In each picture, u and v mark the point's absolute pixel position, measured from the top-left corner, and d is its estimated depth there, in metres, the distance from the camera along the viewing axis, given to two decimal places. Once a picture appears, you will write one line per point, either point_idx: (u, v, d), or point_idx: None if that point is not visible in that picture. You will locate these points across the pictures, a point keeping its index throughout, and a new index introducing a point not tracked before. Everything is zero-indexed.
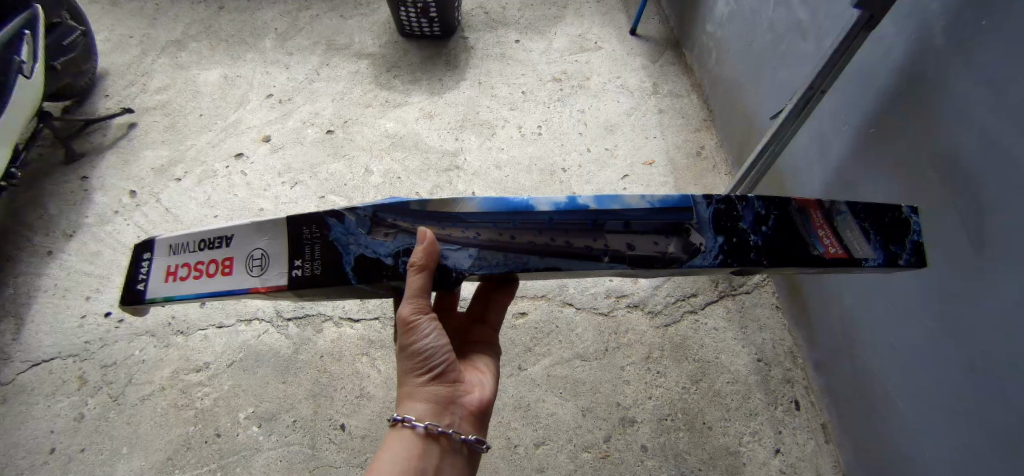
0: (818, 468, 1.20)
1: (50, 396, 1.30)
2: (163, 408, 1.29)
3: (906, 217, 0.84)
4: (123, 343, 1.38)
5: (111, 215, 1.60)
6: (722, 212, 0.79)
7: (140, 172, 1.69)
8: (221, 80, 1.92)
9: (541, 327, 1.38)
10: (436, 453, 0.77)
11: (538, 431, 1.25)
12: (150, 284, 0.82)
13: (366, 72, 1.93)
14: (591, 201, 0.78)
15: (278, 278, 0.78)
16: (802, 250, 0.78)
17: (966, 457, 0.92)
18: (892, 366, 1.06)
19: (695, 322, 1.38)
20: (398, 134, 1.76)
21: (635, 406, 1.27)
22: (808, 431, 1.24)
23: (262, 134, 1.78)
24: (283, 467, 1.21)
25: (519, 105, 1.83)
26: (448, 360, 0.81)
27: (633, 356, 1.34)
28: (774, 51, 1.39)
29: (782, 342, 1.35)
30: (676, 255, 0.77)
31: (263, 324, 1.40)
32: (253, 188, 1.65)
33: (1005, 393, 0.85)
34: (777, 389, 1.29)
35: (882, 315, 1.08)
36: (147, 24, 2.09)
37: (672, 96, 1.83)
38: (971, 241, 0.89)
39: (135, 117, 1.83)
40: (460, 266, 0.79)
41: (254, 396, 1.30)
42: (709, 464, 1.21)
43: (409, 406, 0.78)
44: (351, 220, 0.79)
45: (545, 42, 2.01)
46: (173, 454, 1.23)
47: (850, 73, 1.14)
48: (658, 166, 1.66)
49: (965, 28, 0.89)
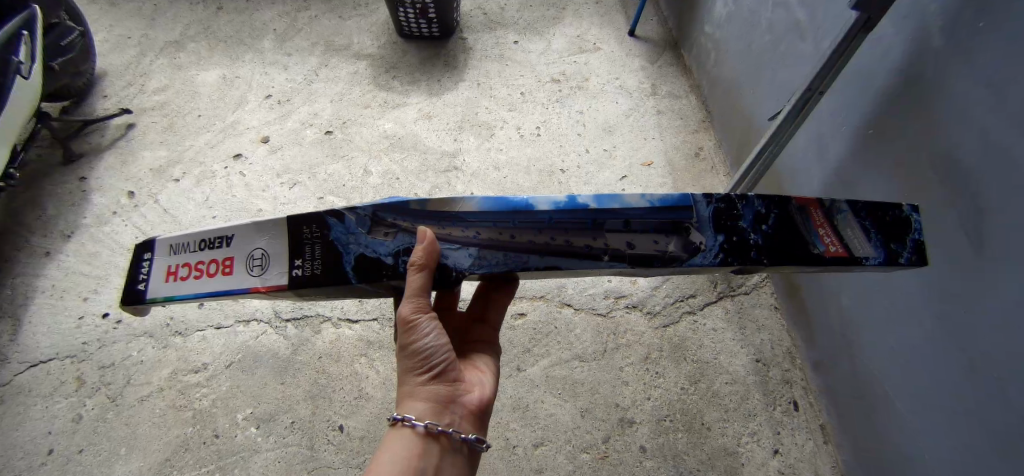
0: (817, 468, 1.20)
1: (48, 397, 1.30)
2: (161, 409, 1.29)
3: (906, 214, 0.84)
4: (121, 343, 1.37)
5: (109, 216, 1.59)
6: (722, 211, 0.80)
7: (138, 172, 1.69)
8: (220, 80, 1.92)
9: (540, 328, 1.38)
10: (436, 452, 0.77)
11: (536, 432, 1.25)
12: (150, 284, 0.82)
13: (364, 73, 1.93)
14: (591, 200, 0.78)
15: (278, 278, 0.78)
16: (803, 249, 0.78)
17: (966, 457, 0.92)
18: (891, 366, 1.06)
19: (694, 323, 1.38)
20: (397, 135, 1.76)
21: (634, 406, 1.27)
22: (807, 431, 1.24)
23: (261, 134, 1.78)
24: (281, 468, 1.21)
25: (518, 105, 1.83)
26: (448, 359, 0.81)
27: (632, 357, 1.34)
28: (772, 52, 1.40)
29: (780, 342, 1.35)
30: (676, 254, 0.77)
31: (262, 324, 1.40)
32: (252, 188, 1.65)
33: (1005, 393, 0.85)
34: (776, 390, 1.29)
35: (881, 315, 1.08)
36: (145, 24, 2.09)
37: (670, 97, 1.84)
38: (971, 241, 0.89)
39: (133, 117, 1.82)
40: (460, 265, 0.79)
41: (252, 397, 1.30)
42: (708, 464, 1.21)
43: (409, 405, 0.78)
44: (351, 219, 0.79)
45: (544, 43, 2.02)
46: (172, 455, 1.23)
47: (848, 74, 1.14)
48: (656, 166, 1.66)
49: (964, 29, 0.89)
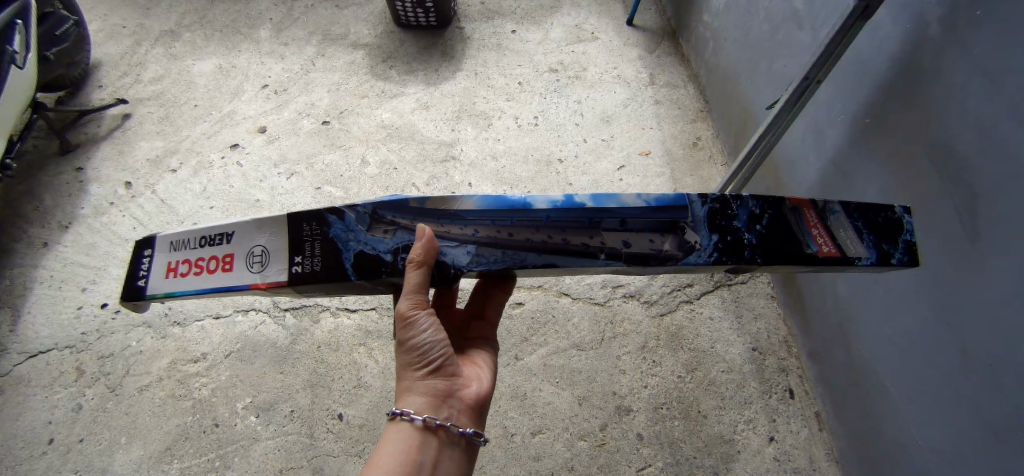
0: (812, 457, 1.21)
1: (48, 388, 1.30)
2: (160, 399, 1.29)
3: (900, 217, 0.84)
4: (119, 334, 1.38)
5: (106, 207, 1.59)
6: (717, 211, 0.80)
7: (135, 163, 1.69)
8: (216, 70, 1.91)
9: (538, 317, 1.39)
10: (434, 445, 0.77)
11: (534, 420, 1.26)
12: (151, 280, 0.82)
13: (361, 62, 1.92)
14: (588, 199, 0.78)
15: (278, 274, 0.78)
16: (796, 249, 0.79)
17: (961, 447, 0.93)
18: (887, 354, 1.07)
19: (691, 312, 1.39)
20: (394, 125, 1.75)
21: (630, 394, 1.28)
22: (802, 419, 1.25)
23: (258, 124, 1.77)
24: (281, 457, 1.22)
25: (516, 95, 1.82)
26: (447, 354, 0.82)
27: (629, 346, 1.34)
28: (769, 42, 1.40)
29: (776, 331, 1.36)
30: (671, 253, 0.78)
31: (260, 315, 1.40)
32: (249, 179, 1.65)
33: (1000, 381, 0.86)
34: (772, 378, 1.30)
35: (876, 304, 1.09)
36: (140, 14, 2.07)
37: (668, 86, 1.83)
38: (966, 231, 0.90)
39: (128, 108, 1.81)
40: (458, 262, 0.79)
41: (251, 387, 1.30)
42: (704, 451, 1.22)
43: (407, 400, 0.79)
44: (351, 216, 0.79)
45: (542, 32, 2.01)
46: (172, 444, 1.24)
47: (847, 63, 1.14)
48: (654, 156, 1.66)
49: (963, 19, 0.89)
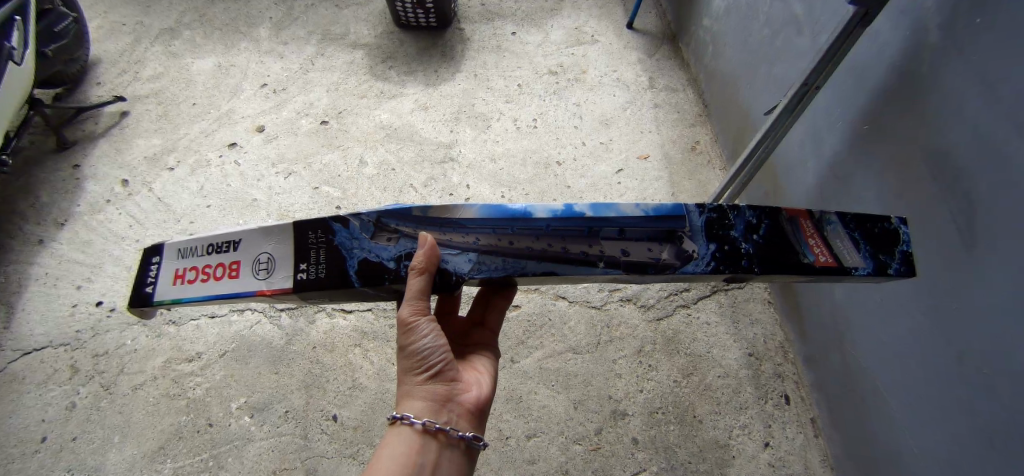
0: (807, 462, 1.21)
1: (41, 385, 1.30)
2: (155, 397, 1.29)
3: (896, 227, 0.84)
4: (114, 333, 1.37)
5: (103, 204, 1.59)
6: (715, 221, 0.80)
7: (133, 160, 1.68)
8: (215, 68, 1.90)
9: (534, 320, 1.39)
10: (434, 448, 0.77)
11: (529, 423, 1.25)
12: (158, 286, 0.82)
13: (360, 62, 1.92)
14: (587, 208, 0.77)
15: (284, 281, 0.78)
16: (796, 258, 0.78)
17: (958, 453, 0.93)
18: (883, 360, 1.07)
19: (688, 316, 1.39)
20: (393, 126, 1.75)
21: (626, 399, 1.28)
22: (797, 425, 1.25)
23: (256, 124, 1.77)
24: (274, 457, 1.21)
25: (515, 97, 1.82)
26: (447, 359, 0.82)
27: (625, 350, 1.34)
28: (768, 47, 1.40)
29: (773, 337, 1.37)
30: (670, 261, 0.77)
31: (255, 314, 1.40)
32: (247, 177, 1.65)
33: (994, 389, 0.86)
34: (768, 384, 1.30)
35: (872, 310, 1.09)
36: (140, 12, 2.07)
37: (668, 90, 1.83)
38: (963, 239, 0.90)
39: (126, 105, 1.81)
40: (460, 270, 0.79)
41: (246, 386, 1.30)
42: (699, 456, 1.21)
43: (407, 404, 0.78)
44: (355, 225, 0.79)
45: (542, 35, 2.00)
46: (165, 444, 1.23)
47: (845, 70, 1.14)
48: (653, 159, 1.66)
49: (961, 24, 0.89)
